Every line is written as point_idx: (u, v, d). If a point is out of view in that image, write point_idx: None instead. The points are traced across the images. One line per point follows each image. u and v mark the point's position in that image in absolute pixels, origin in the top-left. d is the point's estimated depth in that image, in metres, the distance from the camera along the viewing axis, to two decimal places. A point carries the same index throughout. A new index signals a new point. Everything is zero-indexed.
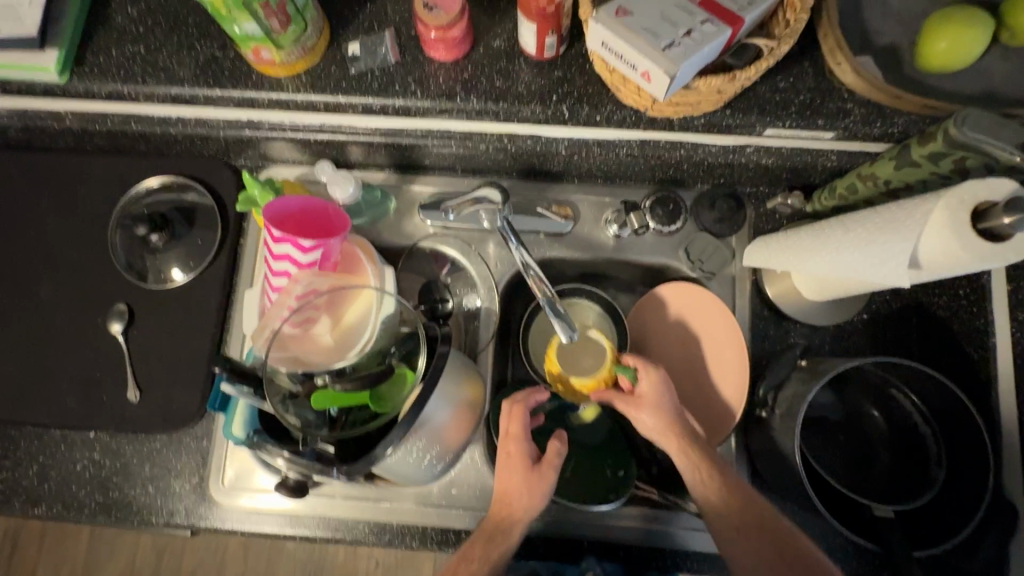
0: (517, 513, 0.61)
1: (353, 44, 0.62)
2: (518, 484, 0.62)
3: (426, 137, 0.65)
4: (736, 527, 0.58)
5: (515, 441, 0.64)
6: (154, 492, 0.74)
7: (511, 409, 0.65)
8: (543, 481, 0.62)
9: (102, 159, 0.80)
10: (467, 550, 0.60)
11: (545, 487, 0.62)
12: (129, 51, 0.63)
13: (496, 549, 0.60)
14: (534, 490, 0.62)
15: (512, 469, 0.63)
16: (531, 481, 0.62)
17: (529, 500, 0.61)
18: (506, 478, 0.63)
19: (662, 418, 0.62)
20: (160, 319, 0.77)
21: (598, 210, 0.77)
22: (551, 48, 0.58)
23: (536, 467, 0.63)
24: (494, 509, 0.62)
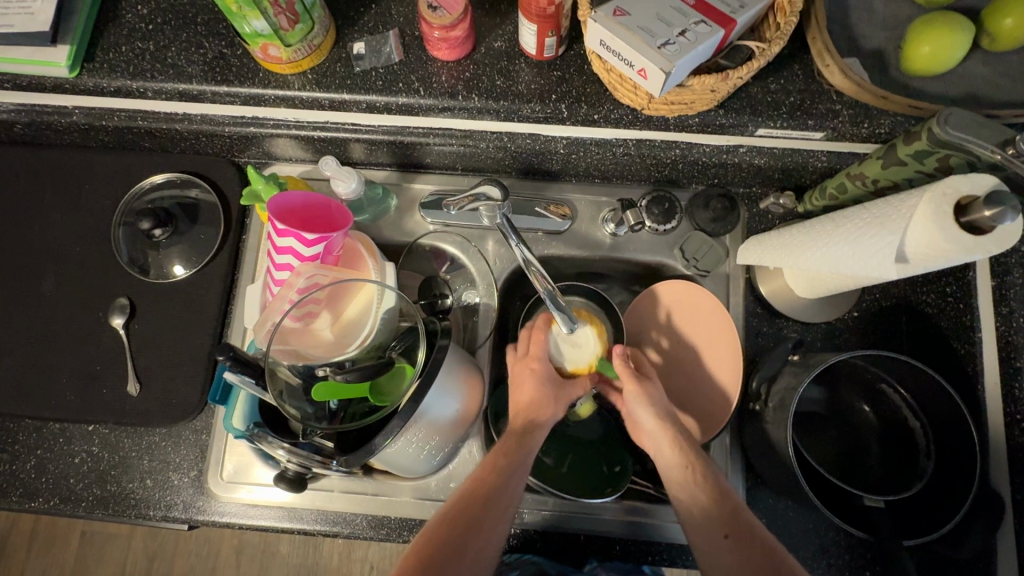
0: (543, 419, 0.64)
1: (358, 44, 0.64)
2: (548, 391, 0.65)
3: (428, 135, 0.68)
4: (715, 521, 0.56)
5: (537, 361, 0.67)
6: (153, 485, 0.74)
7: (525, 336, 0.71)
8: (565, 396, 0.66)
9: (107, 155, 0.81)
10: (483, 464, 0.60)
11: (561, 403, 0.66)
12: (139, 47, 0.64)
13: (514, 464, 0.60)
14: (560, 401, 0.66)
15: (529, 388, 0.65)
16: (548, 398, 0.65)
17: (549, 412, 0.64)
18: (528, 392, 0.65)
19: (660, 404, 0.64)
20: (162, 313, 0.77)
21: (595, 209, 0.79)
22: (551, 48, 0.60)
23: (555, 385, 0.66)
24: (515, 425, 0.63)
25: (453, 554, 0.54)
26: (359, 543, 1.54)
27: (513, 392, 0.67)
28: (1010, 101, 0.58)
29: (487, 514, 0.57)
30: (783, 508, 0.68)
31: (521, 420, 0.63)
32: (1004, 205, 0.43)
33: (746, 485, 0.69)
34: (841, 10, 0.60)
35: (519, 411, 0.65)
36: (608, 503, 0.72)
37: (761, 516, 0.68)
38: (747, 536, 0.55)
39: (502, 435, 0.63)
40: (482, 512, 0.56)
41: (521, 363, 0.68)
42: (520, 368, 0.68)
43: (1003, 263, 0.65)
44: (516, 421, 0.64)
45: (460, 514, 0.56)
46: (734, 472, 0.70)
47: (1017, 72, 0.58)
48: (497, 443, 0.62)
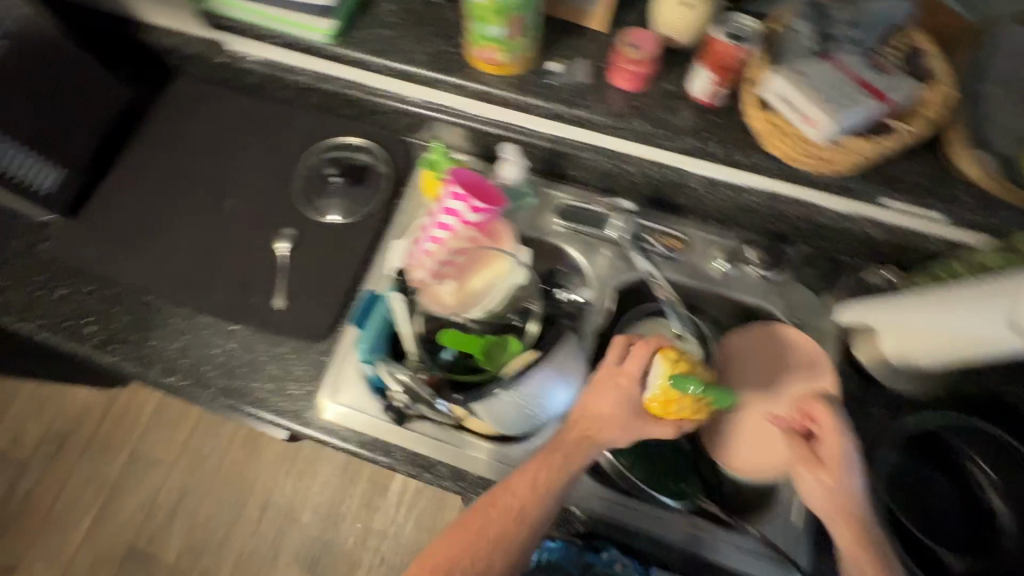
0: (600, 438, 0.67)
1: (554, 64, 0.77)
2: (619, 418, 0.66)
3: (582, 148, 0.81)
4: None
5: (628, 378, 0.67)
6: (272, 389, 0.83)
7: (620, 345, 0.70)
8: (642, 429, 0.67)
9: (307, 114, 0.98)
10: (501, 512, 0.65)
11: (632, 431, 0.67)
12: (382, 33, 0.80)
13: (539, 493, 0.65)
14: (630, 429, 0.67)
15: (609, 403, 0.67)
16: (610, 431, 0.66)
17: (611, 435, 0.67)
18: (603, 405, 0.67)
19: (843, 491, 0.62)
20: (317, 247, 0.90)
21: (709, 246, 0.88)
22: (716, 97, 0.72)
23: (633, 409, 0.67)
24: (563, 445, 0.67)
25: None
26: (376, 530, 1.57)
27: (592, 402, 0.68)
28: None
29: (514, 538, 0.64)
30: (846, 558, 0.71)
31: (569, 440, 0.67)
32: None
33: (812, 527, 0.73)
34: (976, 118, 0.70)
35: (585, 426, 0.68)
36: (673, 510, 0.75)
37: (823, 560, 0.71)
38: None
39: (553, 442, 0.67)
40: (493, 543, 0.64)
41: (612, 373, 0.68)
42: (608, 376, 0.68)
43: None
44: (574, 445, 0.67)
45: (462, 537, 0.64)
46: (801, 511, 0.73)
47: None
48: (534, 474, 0.66)
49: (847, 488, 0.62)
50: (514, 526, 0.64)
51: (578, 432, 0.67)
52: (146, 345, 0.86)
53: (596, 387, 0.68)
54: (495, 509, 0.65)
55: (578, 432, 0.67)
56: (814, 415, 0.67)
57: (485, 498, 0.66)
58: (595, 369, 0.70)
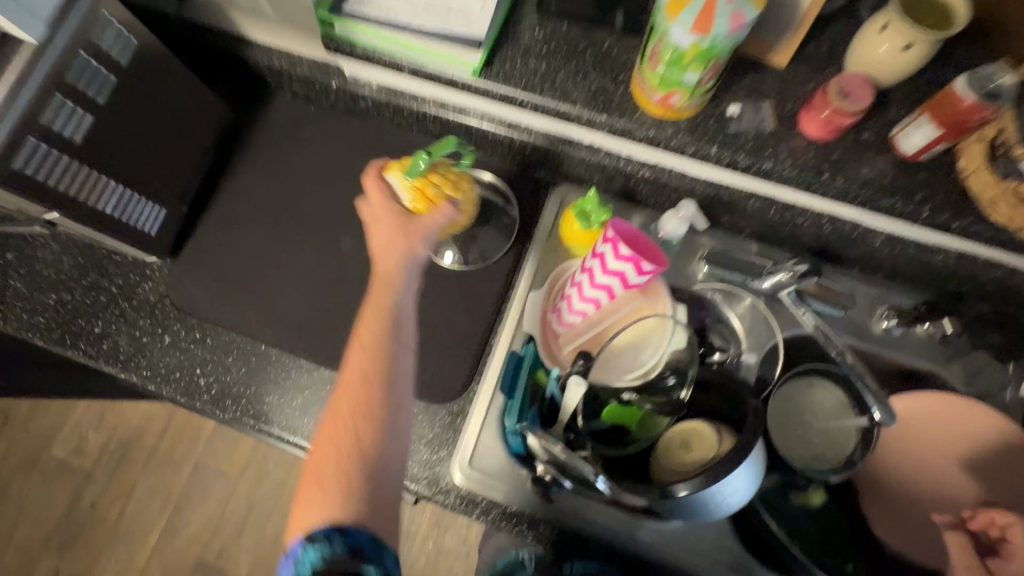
0: (381, 270, 0.67)
1: (734, 106, 0.68)
2: (395, 234, 0.67)
3: (749, 196, 0.74)
4: None
5: (388, 207, 0.69)
6: (404, 453, 0.77)
7: (381, 185, 0.71)
8: (418, 229, 0.68)
9: (422, 142, 0.89)
10: (352, 362, 0.61)
11: (416, 240, 0.68)
12: (532, 65, 0.71)
13: (381, 370, 0.60)
14: (407, 237, 0.67)
15: (381, 234, 0.68)
16: (389, 282, 0.66)
17: (394, 258, 0.67)
18: (383, 235, 0.68)
19: None
20: (443, 295, 0.83)
21: (873, 303, 0.80)
22: (930, 153, 0.63)
23: (404, 219, 0.68)
24: (371, 306, 0.64)
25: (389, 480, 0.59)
26: (448, 549, 1.55)
27: (378, 241, 0.68)
28: None
29: (352, 428, 0.58)
30: None
31: (384, 273, 0.66)
32: None
33: None
34: None
35: (383, 263, 0.67)
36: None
37: None
38: None
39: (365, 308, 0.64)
40: (344, 445, 0.57)
41: (403, 224, 0.68)
42: (387, 216, 0.69)
43: None
44: (378, 280, 0.66)
45: (335, 440, 0.57)
46: None
47: None
48: (368, 310, 0.64)
49: None
50: (366, 406, 0.59)
51: (377, 269, 0.67)
52: (263, 401, 0.80)
53: (383, 232, 0.68)
54: (350, 390, 0.59)
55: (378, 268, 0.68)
56: (1003, 525, 0.67)
57: (342, 384, 0.60)
58: (370, 216, 0.70)
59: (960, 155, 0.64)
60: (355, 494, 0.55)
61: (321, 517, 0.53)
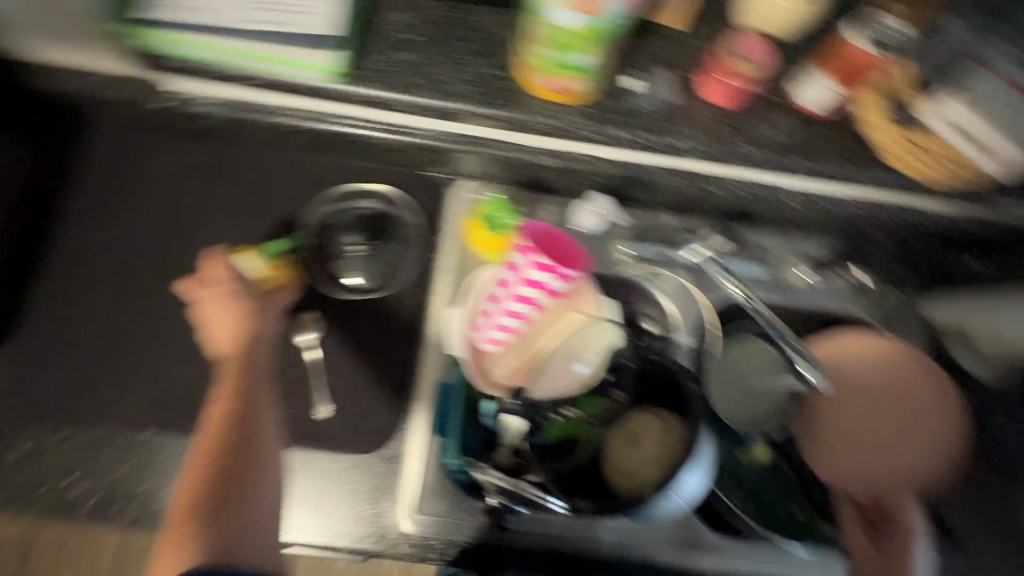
0: (244, 329, 0.65)
1: (629, 80, 0.63)
2: (243, 309, 0.66)
3: (660, 171, 0.70)
4: None
5: (233, 285, 0.67)
6: (339, 517, 0.69)
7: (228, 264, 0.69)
8: (274, 304, 0.69)
9: (292, 158, 0.77)
10: (211, 422, 0.56)
11: (270, 317, 0.68)
12: (399, 58, 0.61)
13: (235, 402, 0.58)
14: (268, 313, 0.68)
15: (226, 311, 0.66)
16: (244, 343, 0.64)
17: (258, 329, 0.66)
18: (224, 313, 0.65)
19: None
20: (351, 331, 0.73)
21: (788, 256, 0.81)
22: (826, 107, 0.62)
23: (258, 303, 0.68)
24: (234, 359, 0.62)
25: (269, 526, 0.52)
26: None
27: (216, 318, 0.66)
28: None
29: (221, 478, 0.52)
30: None
31: (236, 350, 0.63)
32: None
33: None
34: None
35: (239, 337, 0.64)
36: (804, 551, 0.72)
37: None
38: None
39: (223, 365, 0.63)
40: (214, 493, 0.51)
41: (224, 292, 0.67)
42: (229, 294, 0.67)
43: None
44: (231, 356, 0.63)
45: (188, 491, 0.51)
46: None
47: None
48: (224, 381, 0.60)
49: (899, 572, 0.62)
50: (228, 445, 0.54)
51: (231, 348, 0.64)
52: (157, 498, 0.67)
53: (216, 307, 0.66)
54: (210, 440, 0.55)
55: (225, 349, 0.65)
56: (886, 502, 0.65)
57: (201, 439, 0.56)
58: (207, 292, 0.67)
59: (853, 106, 0.63)
60: (224, 537, 0.48)
61: (183, 568, 0.45)
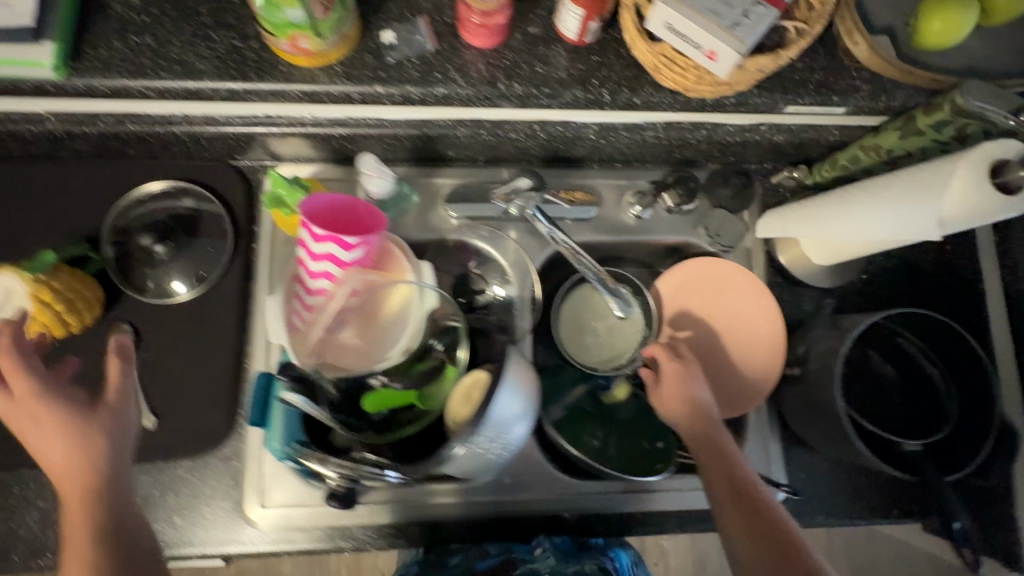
0: (70, 475, 0.53)
1: (387, 32, 0.59)
2: (58, 422, 0.53)
3: (458, 125, 0.65)
4: (743, 540, 0.58)
5: (34, 400, 0.54)
6: (185, 522, 0.68)
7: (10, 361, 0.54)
8: (108, 416, 0.56)
9: (81, 165, 0.72)
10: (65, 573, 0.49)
11: (102, 430, 0.55)
12: (133, 42, 0.57)
13: (94, 530, 0.51)
14: (98, 425, 0.55)
15: (54, 446, 0.53)
16: (80, 454, 0.53)
17: (97, 455, 0.54)
18: (34, 437, 0.53)
19: (681, 407, 0.68)
20: (171, 336, 0.71)
21: (620, 192, 0.80)
22: (592, 33, 0.60)
23: (82, 412, 0.55)
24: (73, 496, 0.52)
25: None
26: None
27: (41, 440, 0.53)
28: (1006, 72, 0.63)
29: None
30: (815, 461, 0.76)
31: (78, 494, 0.52)
32: None
33: (783, 445, 0.76)
34: None
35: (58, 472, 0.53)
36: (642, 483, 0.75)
37: (797, 470, 0.76)
38: (755, 531, 0.58)
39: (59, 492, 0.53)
40: None
41: (16, 404, 0.54)
42: (24, 409, 0.54)
43: None
44: (67, 490, 0.52)
45: None
46: (771, 434, 0.76)
47: (1007, 46, 0.64)
48: (71, 534, 0.51)
49: (688, 406, 0.68)
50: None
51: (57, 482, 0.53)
52: None
53: (24, 424, 0.54)
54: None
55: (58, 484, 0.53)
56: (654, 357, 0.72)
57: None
58: (1, 408, 0.54)
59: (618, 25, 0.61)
60: None
61: None
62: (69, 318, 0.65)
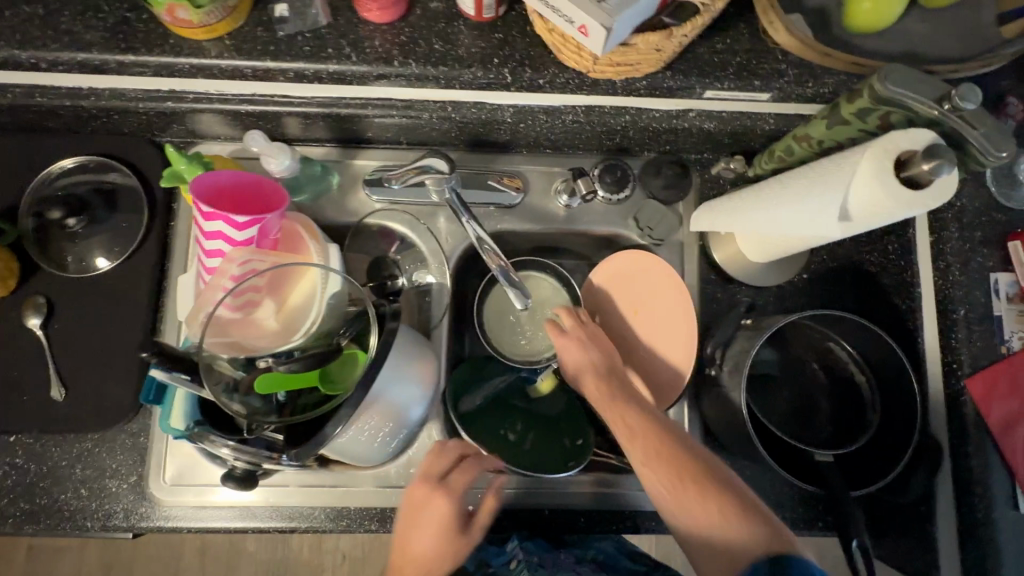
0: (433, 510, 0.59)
1: (281, 6, 0.58)
2: (421, 521, 0.58)
3: (364, 106, 0.63)
4: (666, 482, 0.54)
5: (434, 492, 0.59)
6: (87, 495, 0.69)
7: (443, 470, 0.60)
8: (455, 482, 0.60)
9: (4, 138, 0.72)
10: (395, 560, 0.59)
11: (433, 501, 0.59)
12: (25, 12, 0.57)
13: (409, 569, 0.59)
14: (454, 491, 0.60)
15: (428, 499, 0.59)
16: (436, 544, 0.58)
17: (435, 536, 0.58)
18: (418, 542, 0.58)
19: (583, 368, 0.65)
20: (83, 310, 0.71)
21: (548, 180, 0.77)
22: (490, 8, 0.57)
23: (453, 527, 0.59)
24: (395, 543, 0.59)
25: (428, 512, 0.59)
26: None
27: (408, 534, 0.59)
28: (945, 57, 0.58)
29: None
30: None
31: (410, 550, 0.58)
32: (941, 158, 0.45)
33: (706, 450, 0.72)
34: None
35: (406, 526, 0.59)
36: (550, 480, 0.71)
37: None
38: (679, 465, 0.54)
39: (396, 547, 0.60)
40: None
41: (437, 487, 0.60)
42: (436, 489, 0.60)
43: (941, 220, 0.70)
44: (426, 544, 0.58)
45: None
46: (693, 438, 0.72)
47: (949, 28, 0.59)
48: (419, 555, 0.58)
49: (587, 366, 0.65)
50: None
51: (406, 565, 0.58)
52: None
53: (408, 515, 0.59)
54: None
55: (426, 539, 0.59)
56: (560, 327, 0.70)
57: None
58: (415, 499, 0.60)
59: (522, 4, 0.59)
60: None
61: None
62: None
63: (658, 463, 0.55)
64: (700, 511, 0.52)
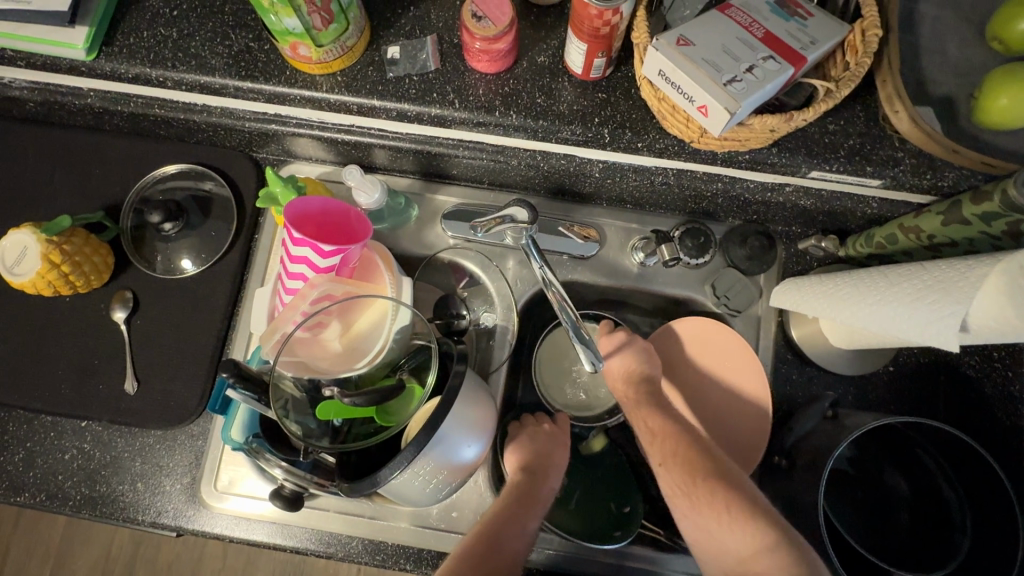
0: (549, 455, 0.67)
1: (393, 48, 0.60)
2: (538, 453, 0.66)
3: (458, 147, 0.64)
4: (679, 483, 0.56)
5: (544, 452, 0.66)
6: (143, 489, 0.71)
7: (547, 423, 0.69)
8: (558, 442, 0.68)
9: (119, 140, 0.78)
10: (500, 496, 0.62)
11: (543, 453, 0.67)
12: (161, 34, 0.61)
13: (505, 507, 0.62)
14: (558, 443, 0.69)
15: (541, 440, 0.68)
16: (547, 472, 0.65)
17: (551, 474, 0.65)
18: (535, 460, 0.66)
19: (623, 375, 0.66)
20: (165, 310, 0.74)
21: (626, 236, 0.75)
22: (598, 69, 0.56)
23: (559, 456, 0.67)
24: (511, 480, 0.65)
25: (550, 443, 0.67)
26: None
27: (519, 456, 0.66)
28: None
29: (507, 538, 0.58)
30: None
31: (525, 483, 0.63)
32: None
33: None
34: (912, 53, 0.57)
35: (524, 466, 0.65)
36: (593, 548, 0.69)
37: None
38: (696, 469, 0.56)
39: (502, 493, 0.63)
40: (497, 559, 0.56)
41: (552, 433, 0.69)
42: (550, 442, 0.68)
43: None
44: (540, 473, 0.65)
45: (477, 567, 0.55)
46: None
47: None
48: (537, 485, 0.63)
49: (624, 374, 0.66)
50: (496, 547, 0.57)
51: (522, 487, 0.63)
52: None
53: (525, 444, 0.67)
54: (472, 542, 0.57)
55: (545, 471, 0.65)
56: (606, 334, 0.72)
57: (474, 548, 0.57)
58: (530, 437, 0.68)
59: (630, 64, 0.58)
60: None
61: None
62: (72, 279, 0.70)
63: (674, 468, 0.57)
64: (717, 522, 0.52)
